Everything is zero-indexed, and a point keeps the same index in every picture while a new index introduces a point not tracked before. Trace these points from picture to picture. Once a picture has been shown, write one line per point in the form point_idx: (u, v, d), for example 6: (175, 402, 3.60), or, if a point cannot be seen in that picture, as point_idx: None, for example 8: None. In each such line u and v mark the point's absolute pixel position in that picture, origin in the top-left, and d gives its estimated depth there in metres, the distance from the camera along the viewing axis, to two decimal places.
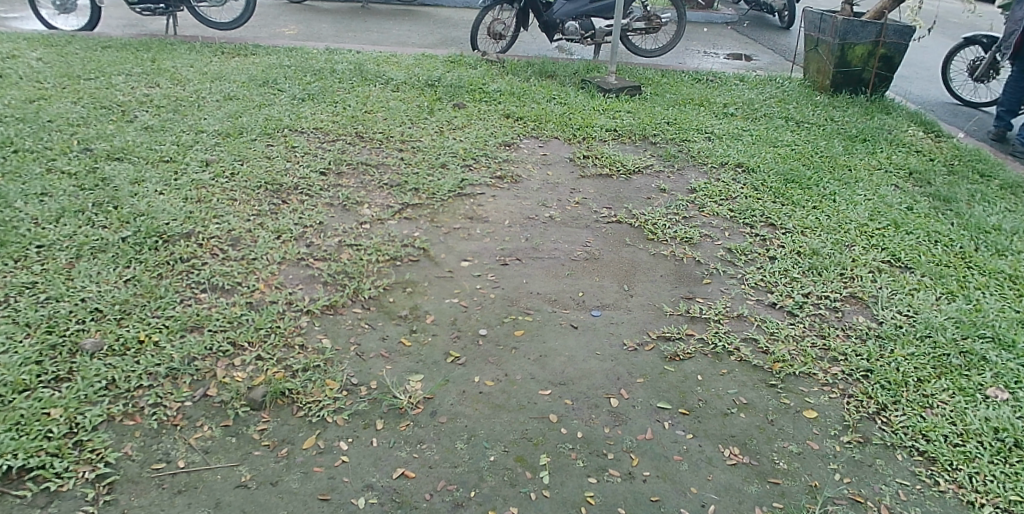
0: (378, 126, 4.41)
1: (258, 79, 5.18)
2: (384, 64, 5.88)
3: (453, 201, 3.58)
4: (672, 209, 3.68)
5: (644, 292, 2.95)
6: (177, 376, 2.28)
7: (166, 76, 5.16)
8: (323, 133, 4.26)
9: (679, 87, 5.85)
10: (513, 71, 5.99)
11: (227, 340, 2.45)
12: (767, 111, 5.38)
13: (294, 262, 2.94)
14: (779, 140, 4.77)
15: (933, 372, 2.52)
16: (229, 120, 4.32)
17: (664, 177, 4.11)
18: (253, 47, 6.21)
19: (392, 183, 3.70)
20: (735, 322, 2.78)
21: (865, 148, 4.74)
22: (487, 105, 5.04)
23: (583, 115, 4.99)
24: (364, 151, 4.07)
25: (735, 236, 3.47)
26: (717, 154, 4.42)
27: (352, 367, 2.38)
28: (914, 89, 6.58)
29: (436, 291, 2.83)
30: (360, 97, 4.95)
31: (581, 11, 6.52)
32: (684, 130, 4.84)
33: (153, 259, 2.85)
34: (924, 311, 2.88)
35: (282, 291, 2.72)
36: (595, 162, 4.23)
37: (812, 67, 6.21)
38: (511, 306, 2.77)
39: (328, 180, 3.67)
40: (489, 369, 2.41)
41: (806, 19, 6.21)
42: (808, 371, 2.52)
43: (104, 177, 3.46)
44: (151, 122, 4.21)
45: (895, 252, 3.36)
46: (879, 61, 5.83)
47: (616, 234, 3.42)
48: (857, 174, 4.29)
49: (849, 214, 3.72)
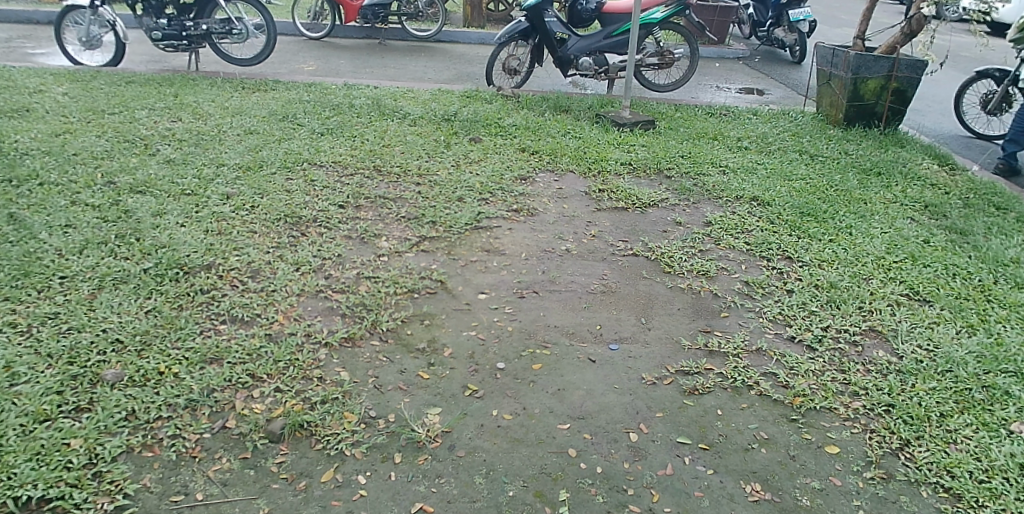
0: (395, 160, 4.44)
1: (278, 113, 5.27)
2: (402, 99, 5.96)
3: (469, 234, 3.60)
4: (688, 242, 3.68)
5: (662, 325, 2.94)
6: (196, 408, 2.30)
7: (187, 111, 5.25)
8: (342, 167, 4.29)
9: (693, 121, 5.89)
10: (529, 106, 6.06)
11: (247, 372, 2.46)
12: (781, 144, 5.40)
13: (312, 294, 2.95)
14: (794, 174, 4.77)
15: (955, 407, 2.50)
16: (250, 154, 4.38)
17: (679, 210, 4.11)
18: (272, 83, 6.33)
19: (409, 216, 3.73)
20: (754, 356, 2.76)
21: (880, 181, 4.74)
22: (503, 139, 5.10)
23: (597, 149, 5.03)
24: (382, 185, 4.10)
25: (752, 269, 3.46)
26: (733, 188, 4.43)
27: (370, 399, 2.37)
28: (927, 122, 6.60)
29: (453, 324, 2.83)
30: (377, 131, 5.01)
31: (595, 47, 6.63)
32: (699, 163, 4.86)
33: (174, 290, 2.88)
34: (945, 345, 2.86)
35: (301, 323, 2.73)
36: (610, 196, 4.24)
37: (825, 101, 6.24)
38: (529, 339, 2.77)
39: (346, 213, 3.69)
40: (508, 403, 2.40)
41: (818, 53, 6.26)
42: (829, 406, 2.49)
43: (127, 210, 3.51)
44: (173, 155, 4.28)
45: (913, 285, 3.35)
46: (892, 95, 5.87)
47: (632, 267, 3.42)
48: (873, 207, 4.29)
49: (865, 247, 3.72)
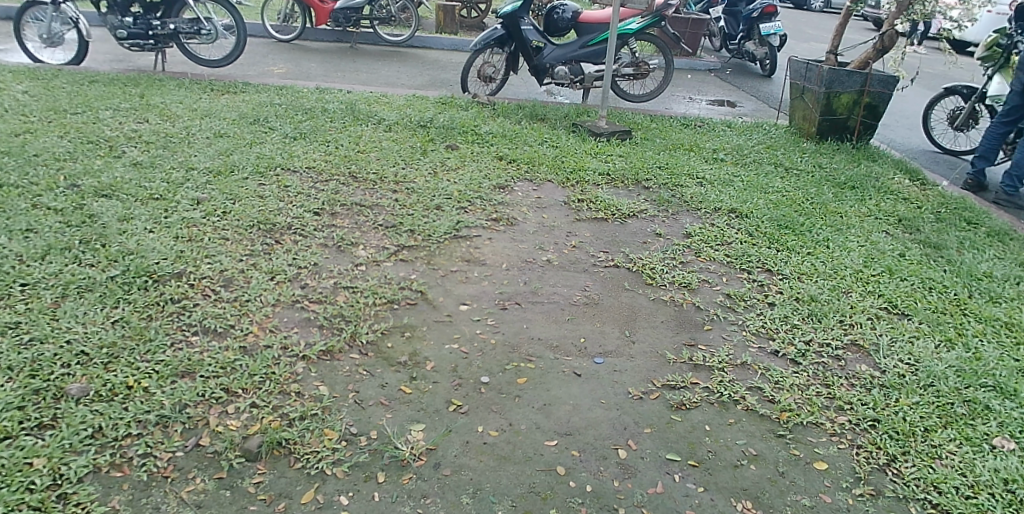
0: (371, 167, 4.35)
1: (249, 116, 5.13)
2: (376, 104, 5.88)
3: (449, 243, 3.54)
4: (669, 254, 3.67)
5: (646, 339, 2.91)
6: (168, 424, 2.19)
7: (154, 112, 5.09)
8: (316, 173, 4.16)
9: (668, 132, 5.91)
10: (505, 114, 6.02)
11: (221, 386, 2.35)
12: (756, 157, 5.44)
13: (288, 304, 2.85)
14: (770, 186, 4.81)
15: (939, 422, 2.52)
16: (220, 157, 4.24)
17: (659, 222, 4.10)
18: (242, 85, 6.19)
19: (387, 224, 3.65)
20: (739, 370, 2.75)
21: (854, 195, 4.83)
22: (480, 147, 5.04)
23: (575, 158, 5.01)
24: (358, 192, 3.99)
25: (733, 281, 3.47)
26: (710, 199, 4.45)
27: (351, 415, 2.28)
28: (896, 137, 6.73)
29: (435, 336, 2.76)
30: (352, 137, 4.90)
31: (571, 56, 6.63)
32: (676, 175, 4.86)
33: (142, 299, 2.76)
34: (926, 359, 2.89)
35: (277, 336, 2.63)
36: (590, 207, 4.22)
37: (797, 114, 6.32)
38: (513, 352, 2.71)
39: (322, 220, 3.58)
40: (493, 418, 2.34)
41: (791, 67, 6.35)
42: (816, 421, 2.48)
43: (91, 214, 3.37)
44: (140, 158, 4.12)
45: (892, 298, 3.40)
46: (864, 110, 5.98)
47: (614, 278, 3.39)
48: (848, 221, 4.36)
49: (843, 260, 3.77)
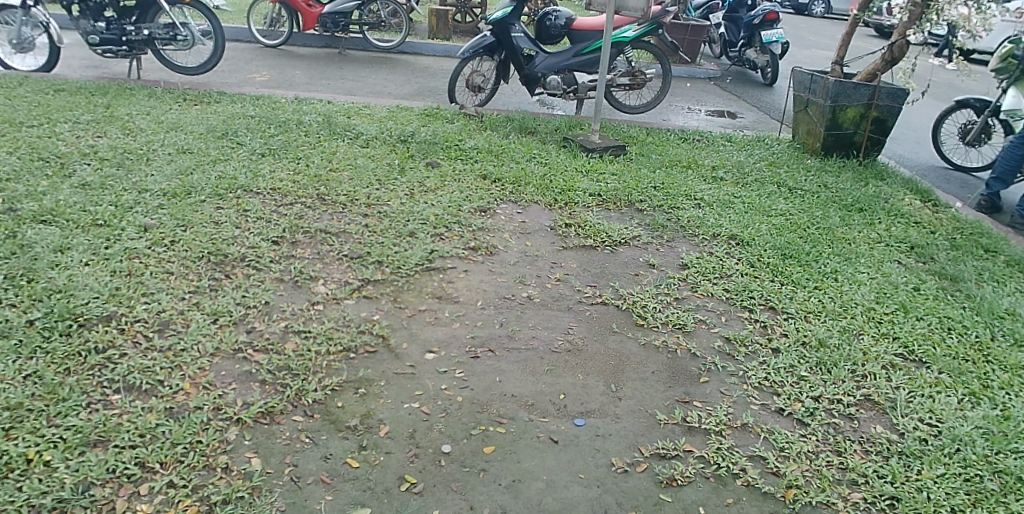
0: (342, 187, 4.02)
1: (217, 129, 4.80)
2: (356, 116, 5.56)
3: (420, 277, 3.21)
4: (663, 288, 3.34)
5: (634, 395, 2.58)
6: (65, 511, 1.85)
7: (116, 125, 4.76)
8: (281, 195, 3.83)
9: (665, 147, 5.59)
10: (492, 127, 5.69)
11: (135, 460, 2.01)
12: (759, 175, 5.11)
13: (229, 354, 2.51)
14: (773, 208, 4.49)
15: (966, 500, 2.23)
16: (179, 177, 3.91)
17: (652, 250, 3.77)
18: (217, 94, 5.86)
19: (353, 254, 3.32)
20: (740, 434, 2.45)
21: (862, 219, 4.51)
22: (463, 164, 4.72)
23: (565, 177, 4.68)
24: (324, 216, 3.66)
25: (732, 322, 3.14)
26: (709, 224, 4.12)
27: (284, 497, 1.96)
28: (902, 151, 6.41)
29: (393, 393, 2.43)
30: (325, 153, 4.57)
31: (564, 65, 6.30)
32: (673, 196, 4.54)
33: (62, 348, 2.40)
34: (949, 420, 2.59)
35: (210, 394, 2.29)
36: (578, 232, 3.89)
37: (801, 128, 6.00)
38: (481, 413, 2.38)
39: (280, 250, 3.25)
40: (452, 500, 2.01)
41: (795, 79, 6.04)
42: (827, 500, 2.18)
43: (23, 243, 3.02)
44: (90, 177, 3.78)
45: (908, 342, 3.09)
46: (872, 125, 5.66)
47: (601, 319, 3.06)
48: (857, 248, 4.04)
49: (853, 296, 3.46)
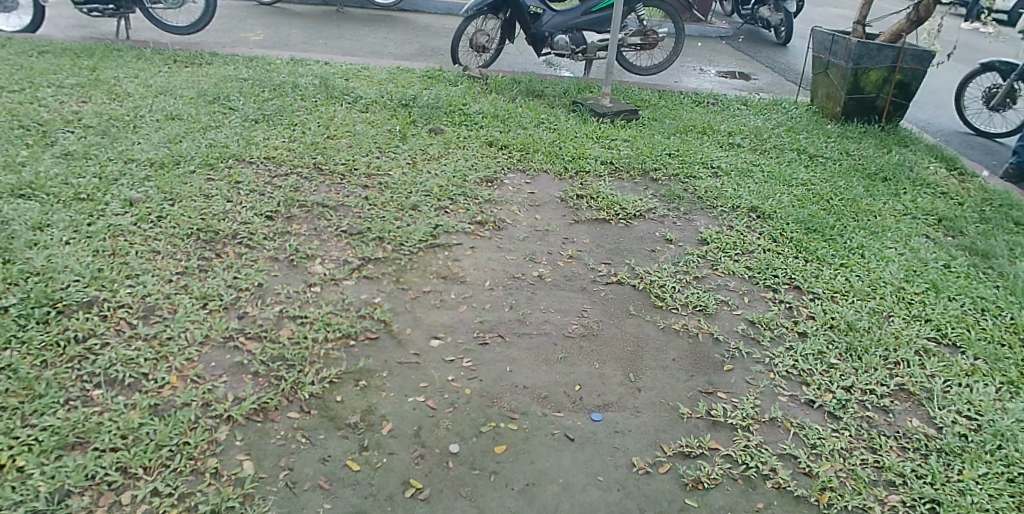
0: (340, 156, 3.80)
1: (208, 93, 4.56)
2: (355, 78, 5.29)
3: (424, 254, 3.02)
4: (681, 266, 3.14)
5: (655, 385, 2.41)
6: None
7: (102, 89, 4.51)
8: (275, 165, 3.61)
9: (679, 111, 5.34)
10: (498, 89, 5.43)
11: (116, 465, 1.85)
12: (778, 142, 4.87)
13: (219, 343, 2.33)
14: (794, 178, 4.27)
15: (1012, 503, 2.07)
16: (167, 146, 3.69)
17: (669, 224, 3.57)
18: (208, 55, 5.59)
19: (352, 230, 3.12)
20: (768, 429, 2.29)
21: (887, 189, 4.29)
22: (468, 130, 4.49)
23: (575, 144, 4.45)
24: (321, 188, 3.45)
25: (756, 303, 2.96)
26: (727, 195, 3.91)
27: (279, 506, 1.80)
28: (922, 115, 6.15)
29: (397, 385, 2.26)
30: (322, 118, 4.33)
31: (572, 24, 6.02)
32: (689, 164, 4.31)
33: (39, 338, 2.22)
34: (989, 412, 2.43)
35: (199, 389, 2.12)
36: (590, 204, 3.68)
37: (820, 91, 5.73)
38: (491, 407, 2.21)
39: (275, 226, 3.05)
40: (461, 507, 1.86)
41: (815, 39, 5.76)
42: (863, 504, 2.03)
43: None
44: (73, 147, 3.56)
45: (941, 325, 2.92)
46: (895, 88, 5.39)
47: (617, 300, 2.88)
48: (883, 221, 3.84)
49: (882, 273, 3.28)
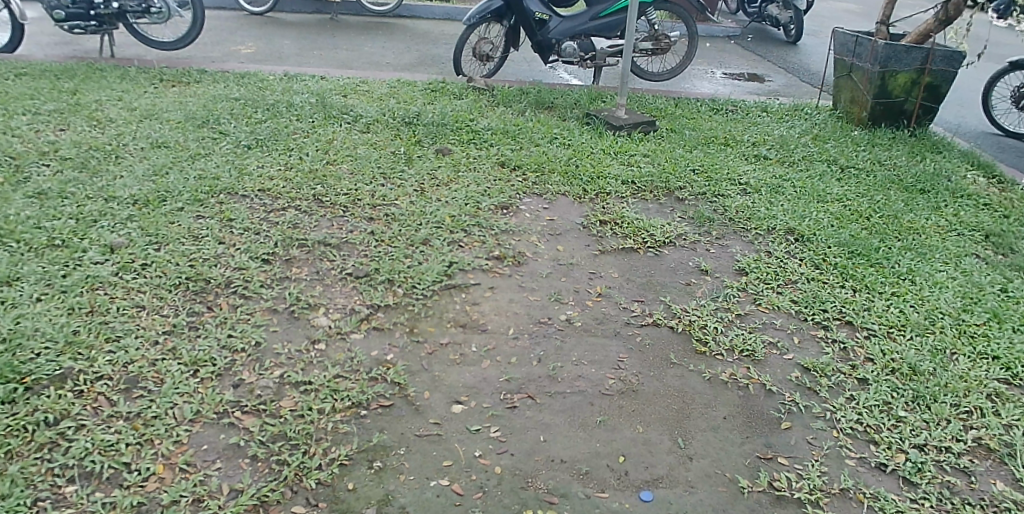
0: (341, 185, 3.51)
1: (197, 116, 4.27)
2: (353, 95, 5.00)
3: (438, 298, 2.73)
4: (721, 303, 2.86)
5: (707, 452, 2.13)
6: None
7: (83, 115, 4.23)
8: (271, 198, 3.33)
9: (698, 121, 5.06)
10: (505, 102, 5.15)
11: None
12: (804, 152, 4.59)
13: (213, 420, 2.05)
14: (827, 193, 3.98)
15: None
16: (152, 179, 3.40)
17: (701, 251, 3.29)
18: (197, 73, 5.31)
19: (359, 272, 2.84)
20: (840, 504, 2.00)
21: (927, 202, 4.00)
22: (476, 149, 4.20)
23: (591, 161, 4.17)
24: (323, 223, 3.17)
25: (807, 344, 2.68)
26: (760, 215, 3.63)
27: None
28: (947, 116, 5.86)
29: (416, 465, 1.97)
30: (320, 141, 4.05)
31: (580, 29, 5.73)
32: (714, 181, 4.03)
33: (3, 423, 1.94)
34: None
35: (188, 481, 1.84)
36: (614, 231, 3.40)
37: (843, 95, 5.46)
38: (525, 489, 1.92)
39: (273, 270, 2.77)
40: None
41: (836, 41, 5.48)
42: None
43: None
44: (49, 183, 3.28)
45: (1011, 364, 2.62)
46: (924, 91, 5.10)
47: (655, 345, 2.59)
48: (929, 240, 3.55)
49: (937, 302, 2.98)
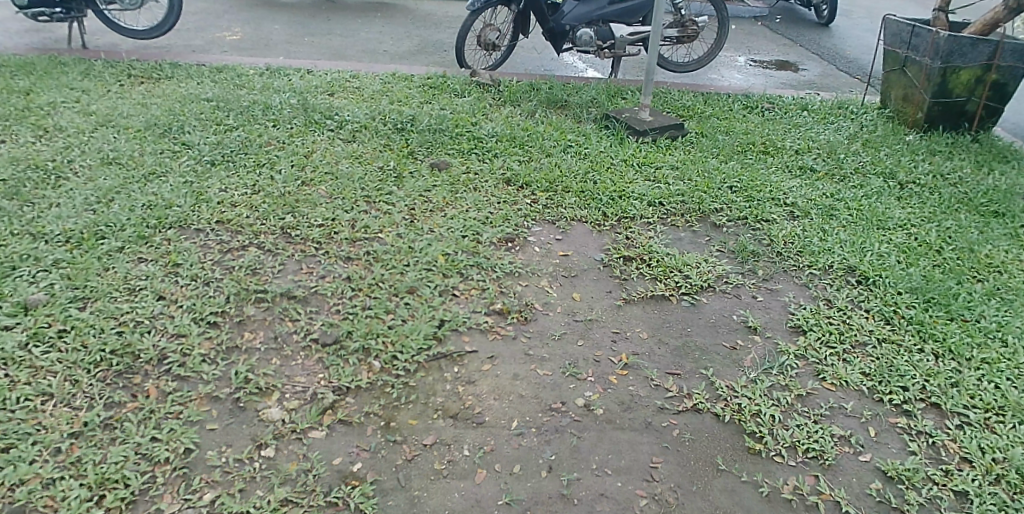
0: (316, 213, 2.96)
1: (159, 123, 3.72)
2: (342, 93, 4.43)
3: (424, 375, 2.19)
4: (776, 378, 2.30)
5: None
6: None
7: (30, 123, 3.69)
8: (231, 232, 2.79)
9: (731, 122, 4.46)
10: (513, 100, 4.56)
11: None
12: (855, 162, 3.99)
13: None
14: (889, 217, 3.39)
15: None
16: (93, 208, 2.87)
17: (746, 300, 2.72)
18: (170, 67, 4.75)
19: (327, 336, 2.30)
20: None
21: (1005, 227, 3.40)
22: (478, 162, 3.63)
23: (612, 176, 3.59)
24: (288, 266, 2.63)
25: (887, 439, 2.12)
26: (814, 248, 3.05)
27: None
28: (1008, 116, 5.23)
29: None
30: (297, 154, 3.50)
31: (598, 14, 5.10)
32: (755, 201, 3.45)
33: None
34: None
35: None
36: (640, 270, 2.84)
37: (894, 93, 4.82)
38: None
39: (220, 337, 2.24)
40: None
41: (888, 30, 4.84)
42: None
43: None
44: None
45: None
46: (991, 89, 4.45)
47: (697, 442, 2.04)
48: (1017, 280, 2.95)
49: None
